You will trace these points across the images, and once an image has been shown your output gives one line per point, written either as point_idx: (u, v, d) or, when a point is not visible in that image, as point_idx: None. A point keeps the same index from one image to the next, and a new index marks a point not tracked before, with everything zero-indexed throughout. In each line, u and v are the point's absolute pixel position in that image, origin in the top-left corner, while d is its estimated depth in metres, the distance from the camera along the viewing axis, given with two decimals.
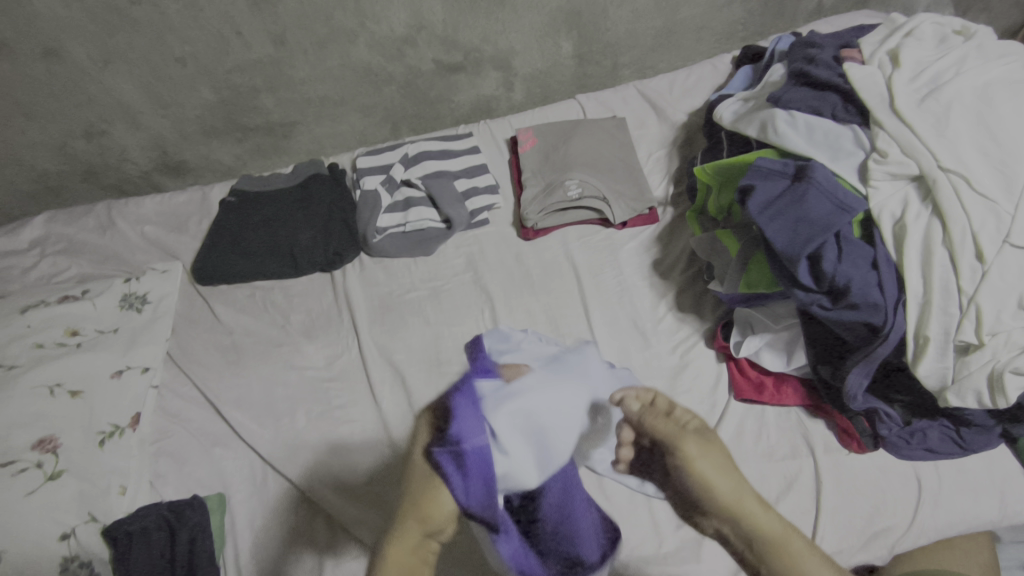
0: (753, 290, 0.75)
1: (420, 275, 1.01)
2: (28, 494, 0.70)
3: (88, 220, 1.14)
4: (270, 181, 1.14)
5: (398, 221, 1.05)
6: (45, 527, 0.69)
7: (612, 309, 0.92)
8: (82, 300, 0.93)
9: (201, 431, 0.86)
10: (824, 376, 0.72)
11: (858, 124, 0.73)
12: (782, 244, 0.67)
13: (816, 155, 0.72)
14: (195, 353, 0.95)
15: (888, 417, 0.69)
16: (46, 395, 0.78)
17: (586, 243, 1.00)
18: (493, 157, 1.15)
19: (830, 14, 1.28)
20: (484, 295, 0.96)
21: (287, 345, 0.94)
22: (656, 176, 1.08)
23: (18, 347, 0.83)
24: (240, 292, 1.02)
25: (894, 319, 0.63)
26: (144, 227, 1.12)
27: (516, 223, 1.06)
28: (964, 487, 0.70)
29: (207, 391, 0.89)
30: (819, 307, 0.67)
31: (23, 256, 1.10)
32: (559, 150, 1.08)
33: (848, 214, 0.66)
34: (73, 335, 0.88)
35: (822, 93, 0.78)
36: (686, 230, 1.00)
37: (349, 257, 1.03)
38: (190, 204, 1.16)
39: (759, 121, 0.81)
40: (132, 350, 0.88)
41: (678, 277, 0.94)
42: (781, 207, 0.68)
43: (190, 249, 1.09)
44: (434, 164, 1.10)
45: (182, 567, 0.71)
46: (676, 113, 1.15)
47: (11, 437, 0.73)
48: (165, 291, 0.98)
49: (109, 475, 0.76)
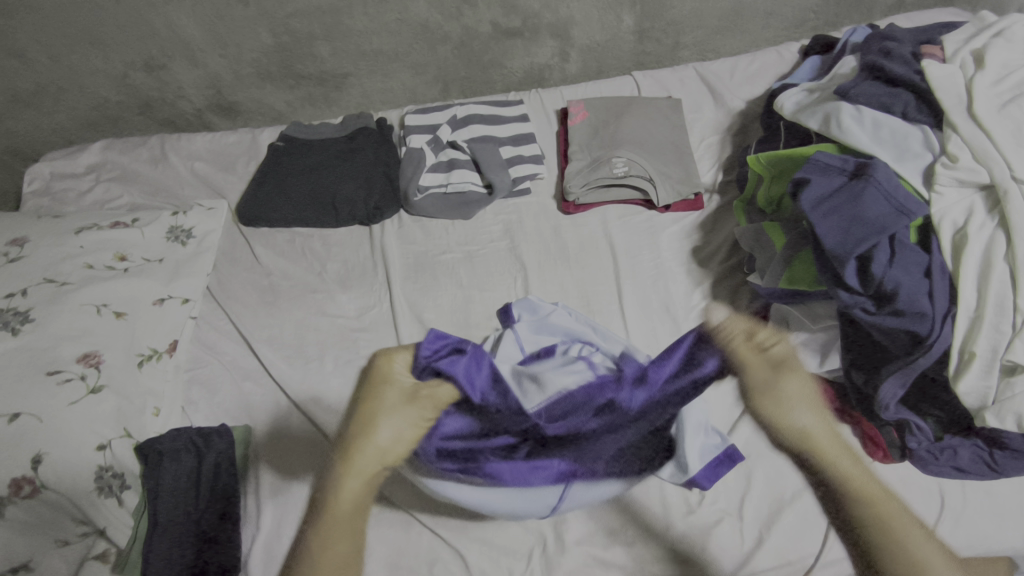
0: (795, 286, 0.74)
1: (457, 237, 1.01)
2: (72, 403, 0.73)
3: (142, 151, 1.17)
4: (318, 130, 1.15)
5: (440, 181, 1.05)
6: (85, 435, 0.73)
7: (646, 291, 0.91)
8: (132, 227, 0.96)
9: (233, 365, 0.89)
10: (856, 383, 0.69)
11: (930, 125, 0.70)
12: (832, 241, 0.64)
13: (879, 154, 0.70)
14: (233, 290, 0.97)
15: (919, 429, 0.68)
16: (93, 312, 0.81)
17: (626, 222, 0.99)
18: (541, 127, 1.14)
19: (910, 10, 1.22)
20: (519, 264, 0.96)
21: (321, 292, 0.96)
22: (706, 162, 1.06)
23: (70, 265, 0.86)
24: (281, 236, 1.04)
25: (940, 330, 0.61)
26: (194, 163, 1.15)
27: (558, 196, 1.05)
28: (992, 509, 0.68)
29: (242, 328, 0.92)
30: (863, 310, 0.65)
31: (80, 179, 1.14)
32: (610, 125, 1.06)
33: (907, 218, 0.63)
34: (121, 260, 0.91)
35: (895, 89, 0.74)
36: (731, 220, 0.97)
37: (388, 212, 1.03)
38: (240, 145, 1.18)
39: (823, 113, 0.78)
40: (176, 281, 0.92)
41: (718, 266, 0.92)
42: (835, 204, 0.66)
43: (236, 188, 1.12)
44: (481, 129, 1.09)
45: (204, 488, 0.75)
46: (734, 99, 1.11)
47: (60, 348, 0.76)
48: (210, 227, 1.02)
49: (145, 396, 0.80)
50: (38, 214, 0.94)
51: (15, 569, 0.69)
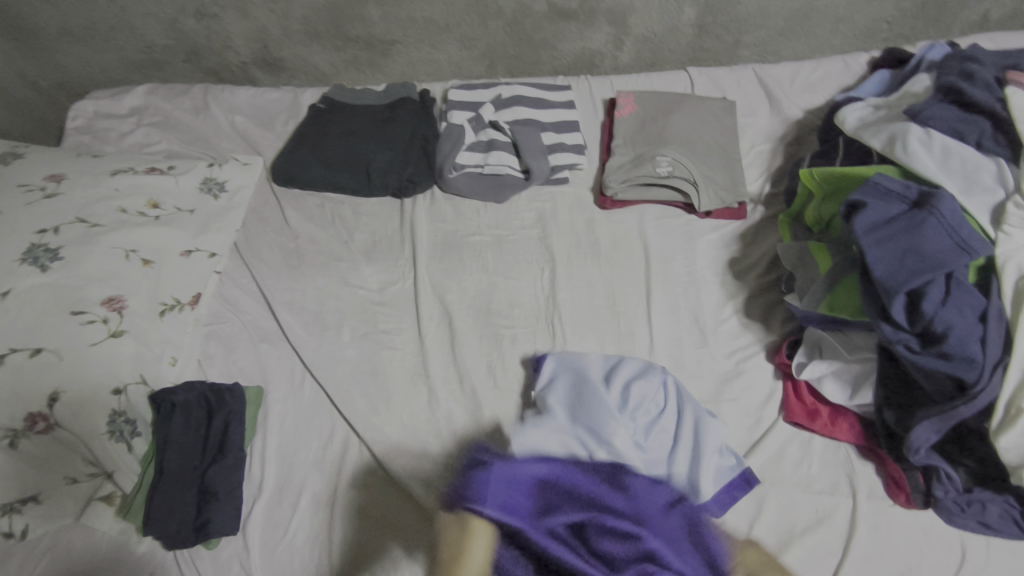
0: (835, 312, 0.70)
1: (487, 220, 0.99)
2: (93, 344, 0.74)
3: (184, 99, 1.17)
4: (361, 96, 1.13)
5: (477, 161, 1.02)
6: (103, 377, 0.73)
7: (675, 298, 0.88)
8: (167, 175, 0.96)
9: (252, 324, 0.89)
10: (888, 421, 0.67)
11: (1006, 159, 0.65)
12: (883, 272, 0.61)
13: (946, 184, 0.65)
14: (259, 248, 0.97)
15: (948, 479, 0.64)
16: (121, 257, 0.82)
17: (663, 224, 0.96)
18: (586, 115, 1.10)
19: (992, 30, 1.14)
20: (547, 255, 0.94)
21: (346, 261, 0.95)
22: (754, 170, 1.01)
23: (103, 207, 0.86)
24: (313, 199, 1.03)
25: (988, 380, 0.57)
26: (234, 116, 1.14)
27: (595, 189, 1.02)
28: (1016, 572, 0.64)
29: (265, 287, 0.92)
30: (905, 348, 0.61)
31: (121, 121, 1.14)
32: (658, 122, 1.02)
33: (967, 256, 0.59)
34: (153, 208, 0.91)
35: (970, 116, 0.69)
36: (773, 234, 0.93)
37: (421, 187, 1.02)
38: (281, 102, 1.16)
39: (889, 132, 0.73)
40: (205, 233, 0.92)
41: (753, 281, 0.89)
42: (891, 233, 0.62)
43: (273, 146, 1.11)
44: (525, 111, 1.06)
45: (213, 445, 0.75)
46: (791, 108, 1.06)
47: (86, 289, 0.77)
48: (243, 183, 1.01)
49: (163, 345, 0.81)
50: (78, 152, 0.94)
51: (25, 500, 0.70)
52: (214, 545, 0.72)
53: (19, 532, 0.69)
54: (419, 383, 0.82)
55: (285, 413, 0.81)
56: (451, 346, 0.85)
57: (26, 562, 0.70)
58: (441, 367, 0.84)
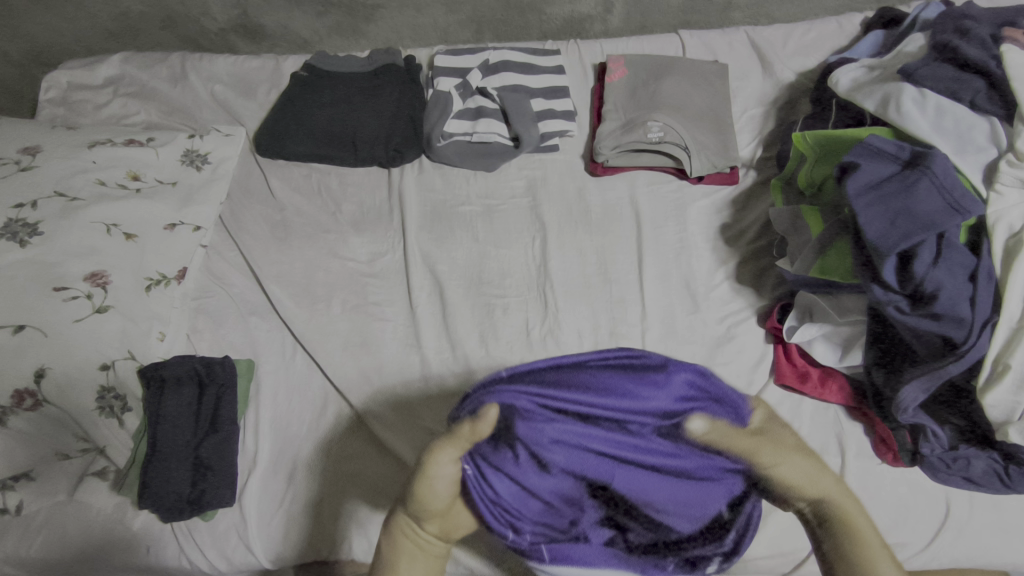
0: (826, 276, 0.70)
1: (477, 189, 0.97)
2: (78, 320, 0.73)
3: (161, 68, 1.13)
4: (344, 63, 1.10)
5: (465, 129, 1.00)
6: (89, 354, 0.72)
7: (667, 265, 0.88)
8: (146, 146, 0.93)
9: (241, 298, 0.88)
10: (876, 381, 0.68)
11: (999, 118, 0.65)
12: (874, 234, 0.61)
13: (939, 143, 0.65)
14: (244, 221, 0.95)
15: (935, 436, 0.64)
16: (103, 231, 0.80)
17: (655, 191, 0.95)
18: (576, 81, 1.08)
19: None
20: (538, 223, 0.93)
21: (334, 233, 0.94)
22: (746, 135, 1.00)
23: (81, 180, 0.83)
24: (298, 170, 1.01)
25: (976, 339, 0.58)
26: (214, 86, 1.11)
27: (586, 156, 1.00)
28: (996, 524, 0.67)
29: (252, 260, 0.90)
30: (895, 309, 0.61)
31: (96, 92, 1.10)
32: (649, 86, 1.00)
33: (960, 217, 0.59)
34: (134, 180, 0.89)
35: (964, 75, 0.69)
36: (764, 199, 0.93)
37: (409, 156, 1.00)
38: (262, 71, 1.13)
39: (882, 92, 0.72)
40: (188, 206, 0.90)
41: (745, 247, 0.88)
42: (883, 194, 0.61)
43: (255, 116, 1.08)
44: (513, 77, 1.04)
45: (206, 419, 0.75)
46: (784, 70, 1.04)
47: (67, 264, 0.75)
48: (226, 154, 0.99)
49: (151, 320, 0.80)
50: (52, 123, 0.91)
51: (16, 477, 0.71)
52: (210, 517, 0.72)
53: (13, 507, 0.71)
54: (411, 354, 0.82)
55: (278, 386, 0.81)
56: (442, 316, 0.85)
57: (22, 538, 0.70)
58: (433, 337, 0.83)
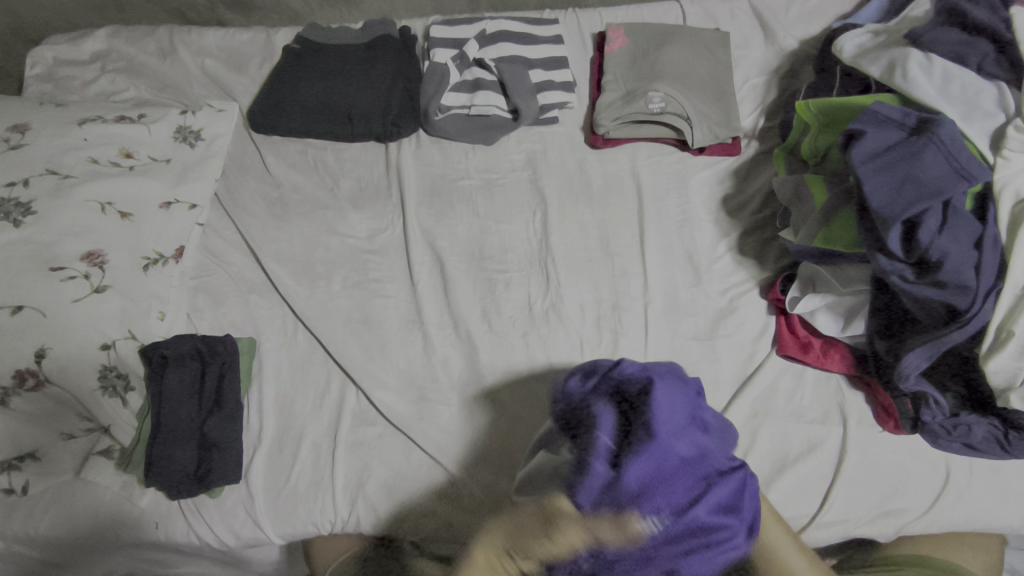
0: (830, 246, 0.70)
1: (476, 163, 0.96)
2: (76, 300, 0.72)
3: (149, 42, 1.10)
4: (337, 35, 1.08)
5: (463, 102, 0.98)
6: (89, 334, 0.72)
7: (669, 237, 0.87)
8: (138, 123, 0.91)
9: (240, 277, 0.88)
10: (878, 350, 0.68)
11: (1008, 82, 0.64)
12: (879, 203, 0.60)
13: (946, 109, 0.64)
14: (241, 198, 0.94)
15: (936, 404, 0.65)
16: (97, 210, 0.79)
17: (656, 163, 0.94)
18: (575, 51, 1.06)
19: None
20: (539, 197, 0.92)
21: (332, 209, 0.92)
22: (748, 105, 0.99)
23: (73, 158, 0.82)
24: (294, 146, 0.99)
25: (981, 306, 0.58)
26: (205, 60, 1.08)
27: (586, 128, 0.99)
28: (994, 489, 0.68)
29: (250, 238, 0.89)
30: (899, 278, 0.61)
31: (84, 68, 1.07)
32: (650, 55, 0.98)
33: (966, 182, 0.58)
34: (127, 157, 0.87)
35: (973, 38, 0.67)
36: (767, 169, 0.92)
37: (406, 130, 0.98)
38: (253, 44, 1.10)
39: (888, 59, 0.71)
40: (183, 183, 0.89)
41: (747, 218, 0.88)
42: (889, 162, 0.61)
43: (248, 91, 1.06)
44: (511, 48, 1.01)
45: (209, 399, 0.75)
46: (787, 38, 1.02)
47: (63, 244, 0.74)
48: (220, 130, 0.97)
49: (149, 299, 0.79)
50: (41, 101, 0.89)
51: (21, 458, 0.70)
52: (218, 493, 0.72)
53: (19, 488, 0.70)
54: (413, 329, 0.82)
55: (280, 363, 0.81)
56: (444, 292, 0.84)
57: (30, 516, 0.71)
58: (436, 313, 0.83)
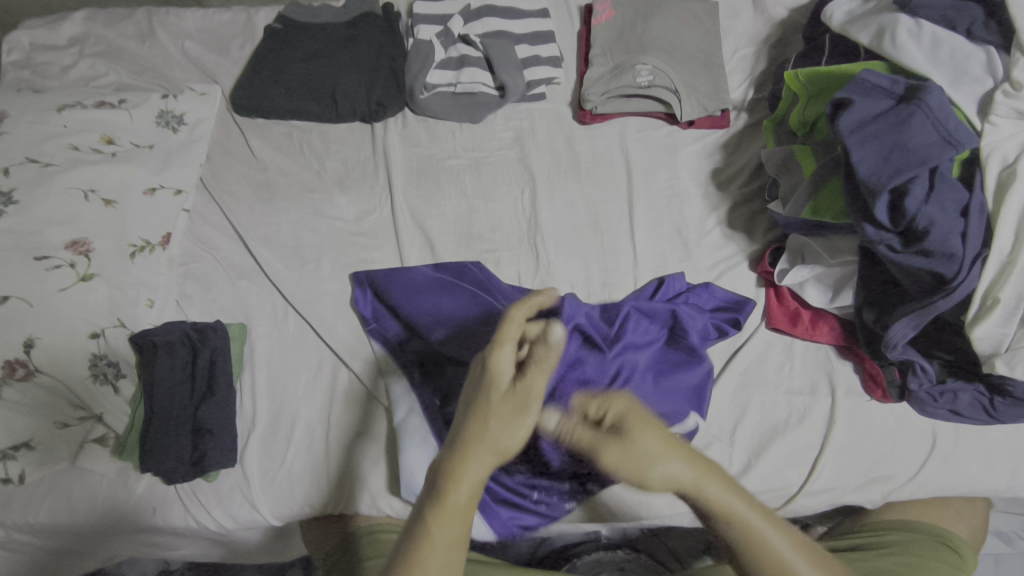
0: (818, 217, 0.69)
1: (463, 142, 0.95)
2: (62, 290, 0.71)
3: (127, 25, 1.08)
4: (318, 13, 1.06)
5: (449, 79, 0.97)
6: (78, 323, 0.71)
7: (658, 212, 0.87)
8: (118, 108, 0.89)
9: (228, 262, 0.87)
10: (866, 320, 0.69)
11: (997, 46, 0.63)
12: (866, 171, 0.60)
13: (934, 75, 0.63)
14: (227, 183, 0.93)
15: (923, 371, 0.65)
16: (81, 199, 0.78)
17: (645, 137, 0.93)
18: (561, 24, 1.04)
19: None
20: (527, 175, 0.91)
21: (319, 192, 0.92)
22: (737, 76, 0.98)
23: (53, 145, 0.80)
24: (279, 128, 0.98)
25: (967, 273, 0.57)
26: (185, 42, 1.06)
27: (574, 104, 0.98)
28: (980, 453, 0.69)
29: (236, 224, 0.89)
30: (887, 247, 0.61)
31: (61, 52, 1.05)
32: (637, 27, 0.96)
33: (953, 149, 0.58)
34: (108, 144, 0.85)
35: (963, 2, 0.66)
36: (756, 141, 0.92)
37: (392, 110, 0.97)
38: (233, 25, 1.08)
39: (876, 25, 0.70)
40: (167, 170, 0.88)
41: (736, 191, 0.88)
42: (876, 131, 0.60)
43: (230, 73, 1.04)
44: (496, 23, 1.00)
45: (202, 383, 0.75)
46: (776, 6, 1.00)
47: (46, 233, 0.73)
48: (202, 114, 0.96)
49: (137, 287, 0.78)
50: (18, 88, 0.87)
51: (16, 447, 0.69)
52: (213, 477, 0.73)
53: (16, 477, 0.70)
54: None
55: (271, 347, 0.80)
56: None
57: (29, 504, 0.72)
58: None
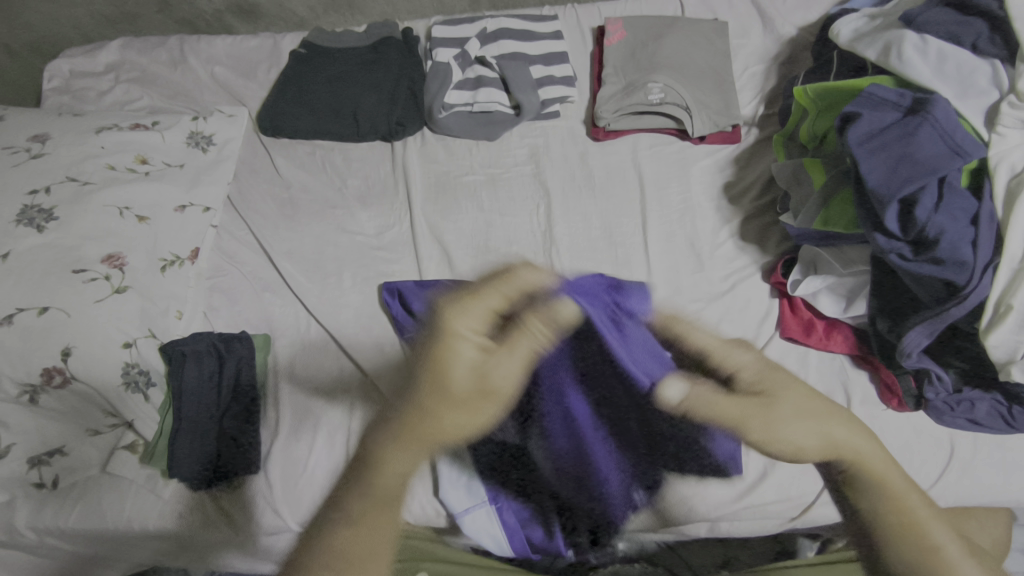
0: (829, 228, 0.71)
1: (480, 159, 0.98)
2: (98, 301, 0.74)
3: (161, 53, 1.13)
4: (341, 38, 1.10)
5: (466, 99, 1.01)
6: (111, 332, 0.74)
7: (670, 225, 0.88)
8: (152, 130, 0.94)
9: (254, 275, 0.90)
10: (880, 329, 0.69)
11: (1002, 59, 0.64)
12: (876, 181, 0.61)
13: (941, 88, 0.65)
14: (253, 200, 0.97)
15: (939, 380, 0.66)
16: (116, 215, 0.81)
17: (657, 153, 0.95)
18: (574, 46, 1.08)
19: None
20: (542, 191, 0.93)
21: (341, 208, 0.95)
22: (748, 93, 1.00)
23: (91, 165, 0.85)
24: (302, 148, 1.02)
25: (979, 281, 0.58)
26: (215, 68, 1.11)
27: (587, 121, 1.01)
28: (1001, 463, 0.68)
29: (262, 239, 0.92)
30: (898, 256, 0.62)
31: (99, 79, 1.10)
32: (648, 47, 0.99)
33: (961, 159, 0.59)
34: (142, 163, 0.89)
35: (967, 17, 0.67)
36: (767, 155, 0.93)
37: (411, 129, 1.00)
38: (261, 50, 1.13)
39: (884, 42, 0.72)
40: (196, 187, 0.91)
41: (749, 204, 0.89)
42: (884, 142, 0.62)
43: (257, 96, 1.09)
44: (511, 45, 1.03)
45: (227, 391, 0.78)
46: (785, 25, 1.03)
47: (85, 248, 0.77)
48: (230, 135, 1.00)
49: (167, 299, 0.81)
50: (59, 111, 0.92)
51: (51, 452, 0.73)
52: (237, 484, 0.75)
53: (50, 481, 0.73)
54: None
55: (293, 357, 0.83)
56: None
57: (59, 509, 0.74)
58: None
